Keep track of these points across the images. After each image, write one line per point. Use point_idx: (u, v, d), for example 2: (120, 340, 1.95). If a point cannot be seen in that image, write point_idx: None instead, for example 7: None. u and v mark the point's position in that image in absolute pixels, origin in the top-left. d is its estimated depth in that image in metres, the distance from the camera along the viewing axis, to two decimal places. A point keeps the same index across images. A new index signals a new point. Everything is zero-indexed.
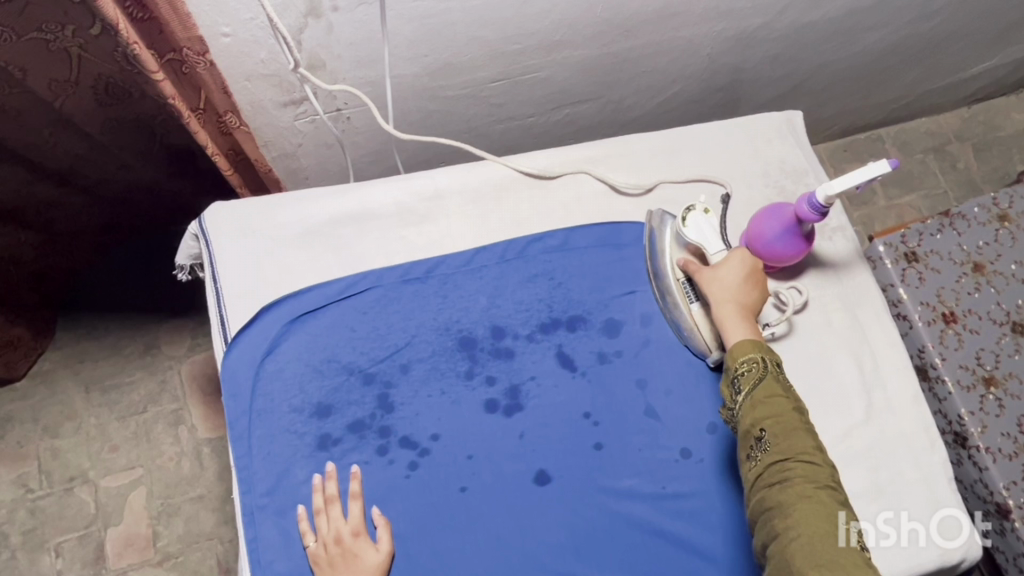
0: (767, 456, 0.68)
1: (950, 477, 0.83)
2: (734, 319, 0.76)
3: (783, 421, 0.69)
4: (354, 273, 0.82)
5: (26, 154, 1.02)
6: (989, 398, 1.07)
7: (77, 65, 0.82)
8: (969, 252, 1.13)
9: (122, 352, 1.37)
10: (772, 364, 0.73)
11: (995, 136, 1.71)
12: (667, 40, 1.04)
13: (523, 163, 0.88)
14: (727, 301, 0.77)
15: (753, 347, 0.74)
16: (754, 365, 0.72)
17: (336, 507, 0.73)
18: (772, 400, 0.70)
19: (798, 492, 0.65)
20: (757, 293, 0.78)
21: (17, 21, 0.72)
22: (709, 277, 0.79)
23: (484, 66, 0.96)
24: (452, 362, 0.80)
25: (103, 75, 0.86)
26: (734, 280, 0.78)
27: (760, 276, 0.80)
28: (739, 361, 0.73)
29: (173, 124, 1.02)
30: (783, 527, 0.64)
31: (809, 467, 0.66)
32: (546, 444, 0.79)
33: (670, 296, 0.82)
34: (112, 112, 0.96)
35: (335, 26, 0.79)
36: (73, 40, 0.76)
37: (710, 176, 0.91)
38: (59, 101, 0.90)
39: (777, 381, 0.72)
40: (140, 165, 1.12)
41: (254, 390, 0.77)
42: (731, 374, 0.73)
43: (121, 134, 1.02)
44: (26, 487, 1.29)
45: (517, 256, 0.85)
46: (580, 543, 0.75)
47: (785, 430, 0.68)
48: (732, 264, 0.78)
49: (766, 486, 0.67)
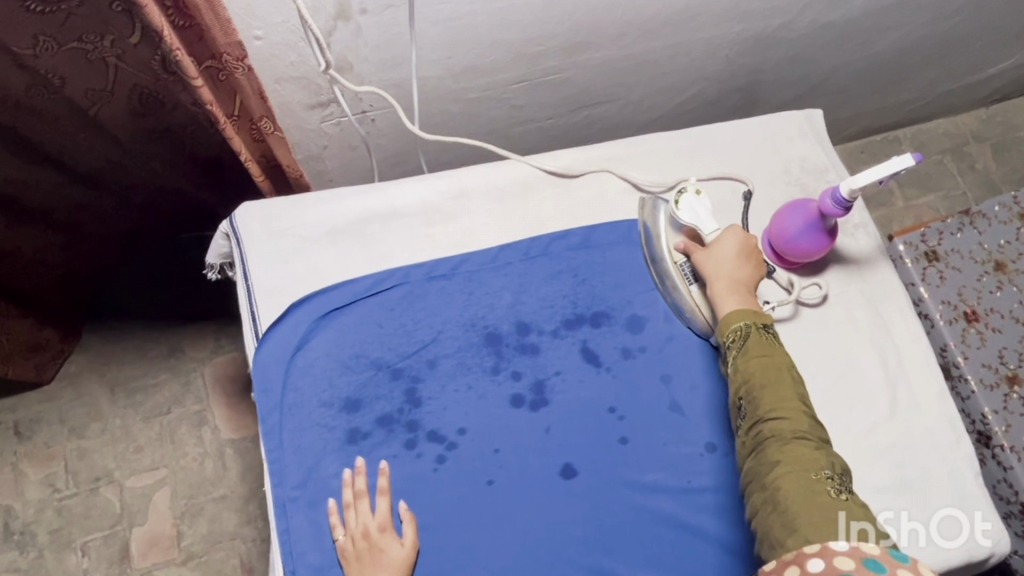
0: (747, 422, 0.73)
1: (976, 471, 0.82)
2: (727, 294, 0.78)
3: (756, 385, 0.73)
4: (382, 270, 0.84)
5: (59, 161, 1.04)
6: (1013, 396, 1.07)
7: (113, 74, 0.85)
8: (990, 250, 1.13)
9: (146, 354, 1.39)
10: (755, 329, 0.76)
11: (1014, 137, 1.70)
12: (687, 42, 1.05)
13: (545, 162, 0.90)
14: (721, 279, 0.79)
15: (739, 317, 0.77)
16: (737, 333, 0.76)
17: (365, 502, 0.74)
18: (746, 366, 0.74)
19: (768, 452, 0.69)
20: (751, 268, 0.80)
21: (59, 30, 0.75)
22: (702, 257, 0.81)
23: (506, 69, 0.97)
24: (479, 357, 0.81)
25: (137, 85, 0.88)
26: (727, 257, 0.80)
27: (755, 252, 0.81)
28: (727, 332, 0.77)
29: (202, 135, 1.04)
30: (759, 489, 0.68)
31: (779, 425, 0.69)
32: (572, 438, 0.79)
33: (668, 278, 0.84)
34: (144, 121, 0.99)
35: (363, 29, 0.81)
36: (111, 49, 0.79)
37: (730, 173, 0.91)
38: (94, 109, 0.92)
39: (761, 342, 0.75)
40: (168, 173, 1.14)
41: (284, 384, 0.78)
42: (722, 349, 0.78)
43: (151, 142, 1.05)
44: (53, 487, 1.32)
45: (542, 254, 0.86)
46: (606, 536, 0.76)
47: (760, 392, 0.72)
48: (724, 242, 0.80)
49: (749, 452, 0.72)
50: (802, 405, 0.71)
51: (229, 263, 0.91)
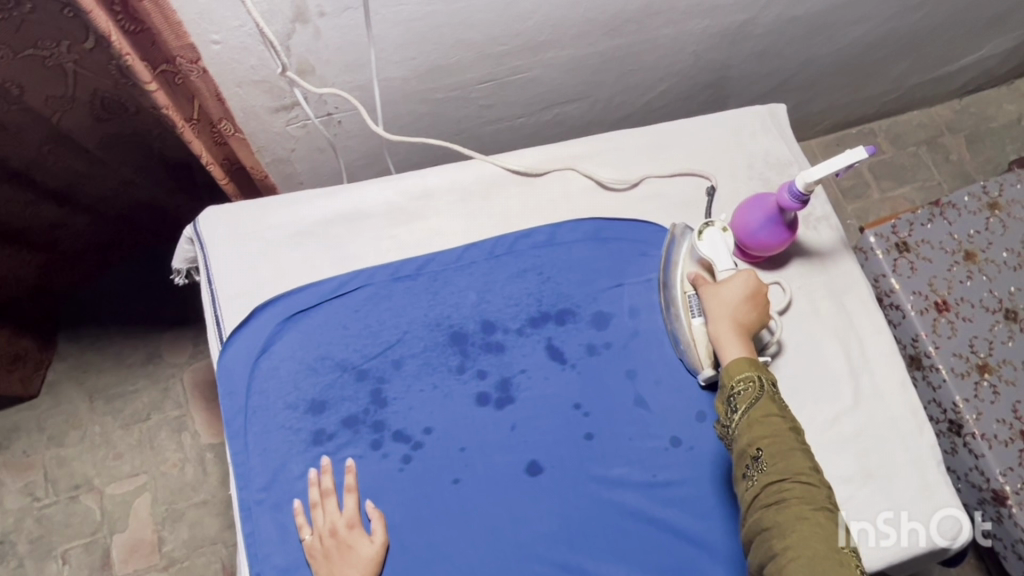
0: (765, 476, 0.69)
1: (938, 460, 0.83)
2: (731, 337, 0.77)
3: (780, 441, 0.70)
4: (347, 271, 0.84)
5: (27, 174, 1.04)
6: (983, 384, 1.08)
7: (72, 80, 0.84)
8: (960, 240, 1.14)
9: (124, 361, 1.39)
10: (767, 382, 0.74)
11: (987, 127, 1.72)
12: (653, 38, 1.06)
13: (511, 161, 0.90)
14: (724, 318, 0.78)
15: (748, 366, 0.75)
16: (748, 383, 0.74)
17: (332, 500, 0.74)
18: (768, 419, 0.71)
19: (796, 514, 0.66)
20: (756, 314, 0.79)
21: (12, 38, 0.74)
22: (711, 292, 0.80)
23: (471, 68, 0.98)
24: (444, 357, 0.82)
25: (98, 90, 0.88)
26: (735, 297, 0.79)
27: (764, 299, 0.80)
28: (737, 377, 0.74)
29: (171, 138, 1.03)
30: (783, 547, 0.64)
31: (806, 489, 0.67)
32: (538, 435, 0.80)
33: (674, 307, 0.83)
34: (110, 127, 0.98)
35: (322, 31, 0.81)
36: (68, 55, 0.78)
37: (693, 169, 0.92)
38: (56, 116, 0.91)
39: (774, 400, 0.73)
40: (141, 181, 1.14)
41: (250, 387, 0.78)
42: (729, 392, 0.74)
43: (119, 148, 1.04)
44: (33, 496, 1.31)
45: (506, 252, 0.87)
46: (573, 532, 0.76)
47: (783, 449, 0.70)
48: (735, 282, 0.79)
49: (763, 508, 0.68)
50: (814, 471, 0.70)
51: (196, 268, 0.91)
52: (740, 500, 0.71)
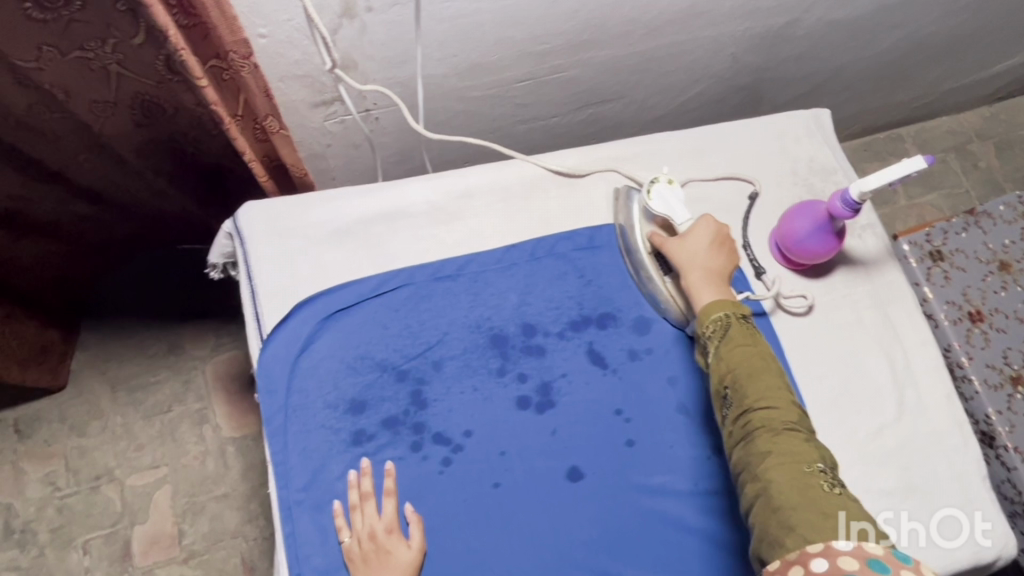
0: (734, 413, 0.69)
1: (985, 476, 0.82)
2: (704, 284, 0.77)
3: (745, 372, 0.69)
4: (388, 270, 0.83)
5: (63, 175, 1.04)
6: (1017, 397, 1.06)
7: (115, 82, 0.84)
8: (995, 250, 1.12)
9: (147, 352, 1.39)
10: (735, 317, 0.74)
11: (1017, 135, 1.69)
12: (693, 40, 1.04)
13: (552, 161, 0.89)
14: (696, 268, 0.77)
15: (720, 306, 0.75)
16: (718, 323, 0.74)
17: (371, 503, 0.74)
18: (732, 353, 0.71)
19: (759, 443, 0.65)
20: (725, 258, 0.79)
21: (61, 40, 0.75)
22: (675, 246, 0.79)
23: (511, 67, 0.97)
24: (484, 359, 0.81)
25: (140, 93, 0.87)
26: (701, 246, 0.79)
27: (727, 241, 0.80)
28: (707, 323, 0.74)
29: (206, 142, 1.00)
30: (750, 479, 0.64)
31: (768, 416, 0.66)
32: (578, 441, 0.79)
33: (643, 269, 0.83)
34: (149, 133, 0.97)
35: (368, 27, 0.80)
36: (112, 56, 0.78)
37: (738, 173, 0.91)
38: (99, 125, 0.92)
39: (742, 331, 0.73)
40: (172, 192, 1.13)
41: (290, 386, 0.78)
42: (701, 337, 0.75)
43: (157, 155, 1.03)
44: (54, 485, 1.31)
45: (548, 255, 0.86)
46: (613, 540, 0.76)
47: (746, 382, 0.69)
48: (697, 231, 0.80)
49: (737, 444, 0.67)
50: (789, 396, 0.68)
51: (232, 263, 0.90)
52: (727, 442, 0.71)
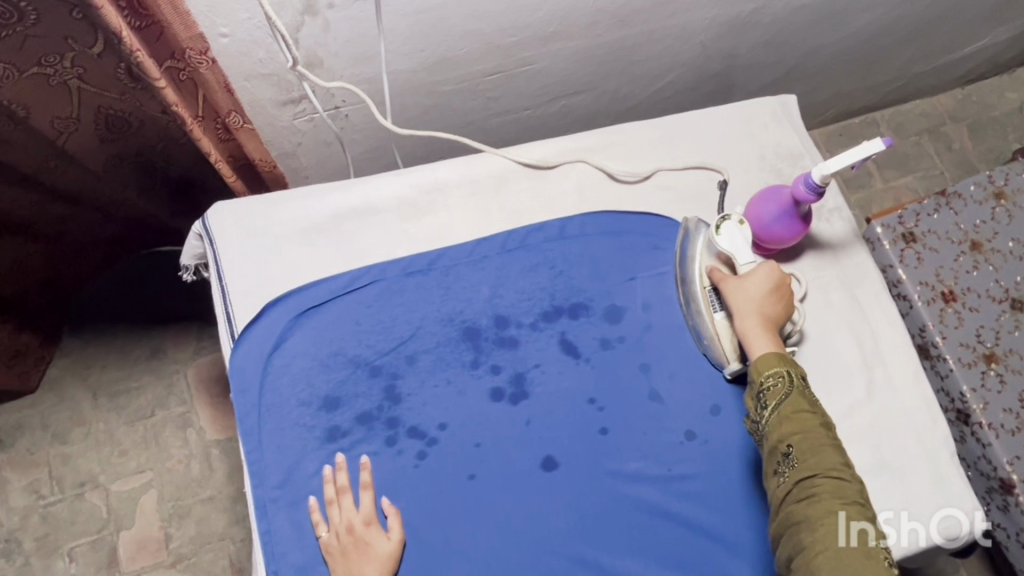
0: (795, 472, 0.70)
1: (952, 451, 0.84)
2: (759, 333, 0.77)
3: (813, 438, 0.71)
4: (358, 267, 0.83)
5: (36, 182, 1.04)
6: (990, 373, 1.07)
7: (76, 98, 0.85)
8: (966, 230, 1.13)
9: (129, 357, 1.38)
10: (797, 377, 0.74)
11: (989, 116, 1.70)
12: (661, 28, 1.05)
13: (520, 153, 0.89)
14: (751, 313, 0.78)
15: (777, 361, 0.75)
16: (779, 379, 0.74)
17: (348, 497, 0.74)
18: (799, 415, 0.72)
19: (825, 506, 0.67)
20: (781, 307, 0.79)
21: (18, 57, 0.75)
22: (733, 287, 0.79)
23: (479, 61, 0.97)
24: (457, 352, 0.81)
25: (102, 106, 0.88)
26: (759, 291, 0.78)
27: (786, 290, 0.80)
28: (766, 373, 0.74)
29: (174, 151, 1.03)
30: (808, 536, 0.66)
31: (837, 484, 0.68)
32: (553, 430, 0.80)
33: (695, 302, 0.83)
34: (115, 146, 0.98)
35: (331, 24, 0.80)
36: (72, 70, 0.79)
37: (705, 162, 0.91)
38: (62, 138, 0.91)
39: (804, 395, 0.74)
40: (142, 201, 1.14)
41: (263, 385, 0.78)
42: (757, 387, 0.75)
43: (125, 169, 1.05)
44: (38, 494, 1.30)
45: (518, 246, 0.86)
46: (589, 526, 0.76)
47: (815, 446, 0.70)
48: (758, 276, 0.79)
49: (794, 503, 0.69)
50: (848, 466, 0.71)
51: (204, 263, 0.90)
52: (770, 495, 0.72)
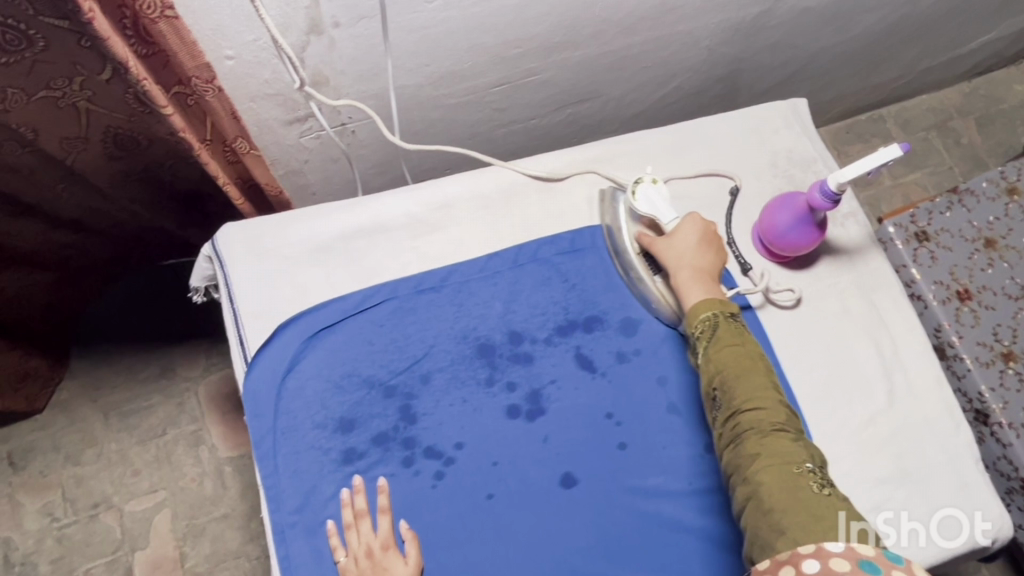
0: (723, 415, 0.71)
1: (977, 457, 0.82)
2: (694, 284, 0.78)
3: (735, 374, 0.71)
4: (370, 286, 0.82)
5: (40, 208, 1.04)
6: (1009, 372, 1.05)
7: (85, 119, 0.84)
8: (980, 227, 1.11)
9: (139, 377, 1.38)
10: (722, 316, 0.75)
11: (997, 109, 1.69)
12: (668, 34, 1.03)
13: (530, 166, 0.88)
14: (684, 268, 0.78)
15: (708, 305, 0.76)
16: (706, 323, 0.75)
17: (366, 522, 0.73)
18: (720, 355, 0.73)
19: (748, 445, 0.67)
20: (713, 255, 0.80)
21: (25, 80, 0.74)
22: (661, 246, 0.81)
23: (485, 73, 0.96)
24: (472, 370, 0.80)
25: (111, 127, 0.87)
26: (688, 246, 0.79)
27: (716, 239, 0.81)
28: (695, 323, 0.76)
29: (182, 169, 1.02)
30: (739, 481, 0.66)
31: (756, 417, 0.68)
32: (569, 447, 0.79)
33: (633, 270, 0.84)
34: (124, 164, 0.97)
35: (337, 42, 0.79)
36: (80, 93, 0.78)
37: (717, 169, 0.90)
38: (71, 157, 0.91)
39: (727, 330, 0.74)
40: (150, 215, 1.14)
41: (277, 409, 0.77)
42: (691, 337, 0.77)
43: (133, 188, 1.04)
44: (52, 516, 1.30)
45: (530, 260, 0.85)
46: (610, 544, 0.75)
47: (734, 384, 0.71)
48: (684, 230, 0.80)
49: (727, 447, 0.69)
50: (775, 395, 0.70)
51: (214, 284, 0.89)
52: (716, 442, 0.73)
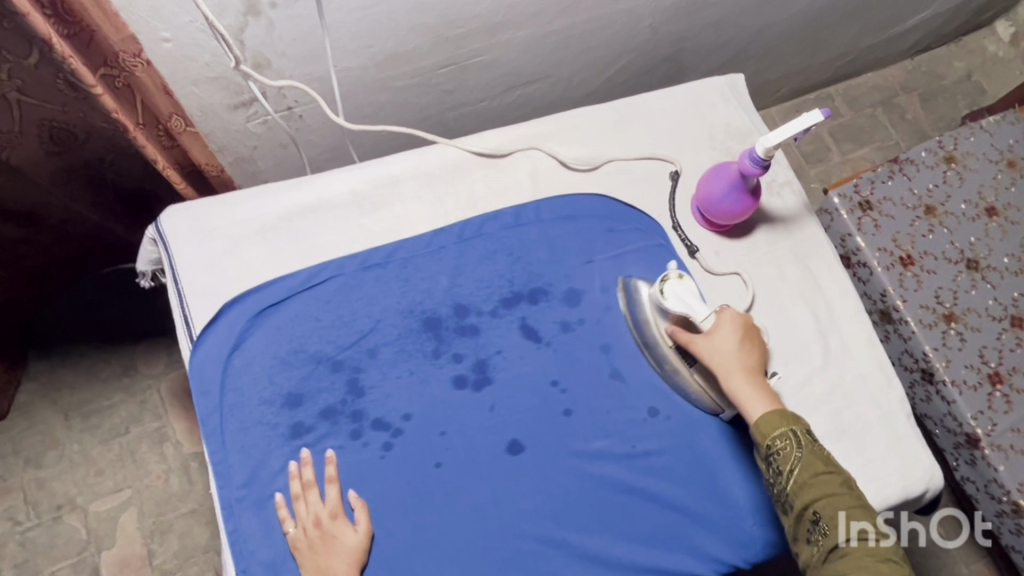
0: (828, 540, 0.66)
1: (907, 411, 0.86)
2: (753, 392, 0.74)
3: (838, 502, 0.67)
4: (316, 263, 0.83)
5: None
6: (951, 333, 1.09)
7: (18, 112, 0.84)
8: (920, 195, 1.15)
9: (99, 375, 1.37)
10: (803, 434, 0.72)
11: (940, 85, 1.74)
12: (609, 14, 1.06)
13: (472, 142, 0.90)
14: (734, 373, 0.75)
15: (779, 419, 0.72)
16: (786, 440, 0.71)
17: (314, 492, 0.74)
18: (818, 477, 0.69)
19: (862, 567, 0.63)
20: (756, 351, 0.77)
21: None
22: (705, 347, 0.76)
23: (429, 54, 0.97)
24: (419, 343, 0.82)
25: (45, 119, 0.88)
26: (730, 347, 0.76)
27: (754, 331, 0.78)
28: (773, 436, 0.71)
29: (123, 162, 1.02)
30: None
31: (870, 544, 0.65)
32: (516, 415, 0.80)
33: (668, 364, 0.81)
34: (63, 161, 0.97)
35: (275, 24, 0.80)
36: (10, 82, 0.78)
37: (656, 153, 0.92)
38: (7, 153, 0.91)
39: (813, 453, 0.71)
40: (96, 216, 1.14)
41: (223, 386, 0.77)
42: (765, 452, 0.71)
43: (75, 186, 1.05)
44: (14, 520, 1.28)
45: (475, 235, 0.87)
46: (558, 508, 0.77)
47: (839, 507, 0.67)
48: (724, 329, 0.76)
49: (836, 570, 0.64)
50: (878, 525, 0.67)
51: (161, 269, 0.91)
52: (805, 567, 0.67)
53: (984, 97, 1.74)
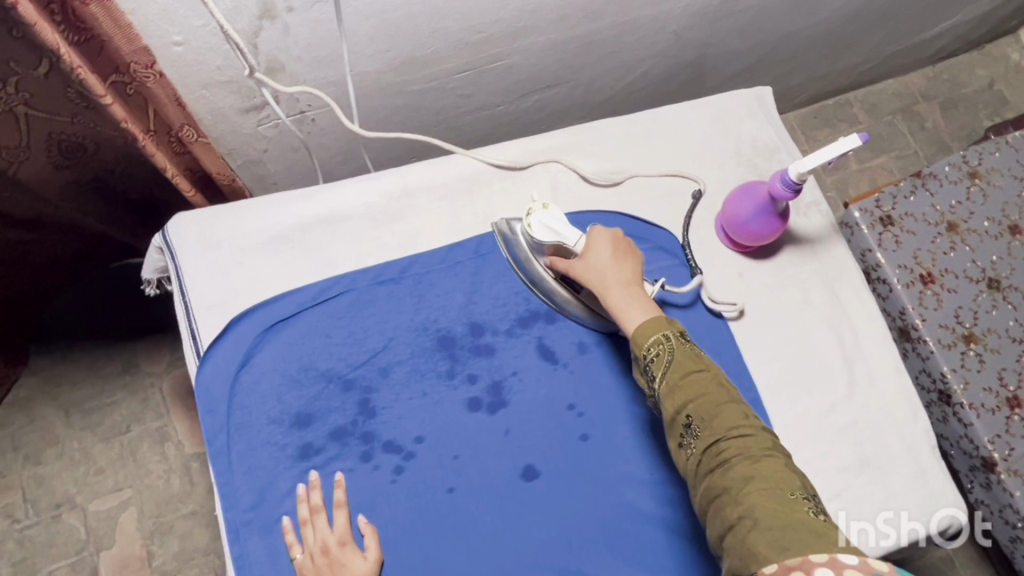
0: (701, 442, 0.63)
1: (933, 444, 0.84)
2: (629, 301, 0.72)
3: (709, 402, 0.65)
4: (327, 277, 0.81)
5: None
6: (970, 354, 1.06)
7: (26, 125, 0.82)
8: (943, 212, 1.12)
9: (101, 374, 1.34)
10: (676, 338, 0.69)
11: (961, 94, 1.71)
12: (633, 20, 1.02)
13: (494, 155, 0.87)
14: (611, 285, 0.73)
15: (655, 327, 0.69)
16: (658, 346, 0.68)
17: (322, 517, 0.71)
18: (688, 379, 0.66)
19: (737, 468, 0.60)
20: (632, 262, 0.76)
21: None
22: (580, 268, 0.76)
23: (448, 58, 0.94)
24: (432, 362, 0.79)
25: (54, 132, 0.85)
26: (604, 261, 0.75)
27: (629, 245, 0.77)
28: (646, 345, 0.68)
29: (134, 171, 1.00)
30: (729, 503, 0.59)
31: (743, 442, 0.62)
32: (530, 439, 0.78)
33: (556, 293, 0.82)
34: (71, 173, 0.95)
35: (290, 27, 0.77)
36: (17, 96, 0.76)
37: (680, 171, 0.90)
38: (14, 168, 0.89)
39: (686, 354, 0.68)
40: (97, 225, 1.10)
41: (230, 404, 0.75)
42: (642, 362, 0.69)
43: (83, 197, 1.02)
44: (12, 518, 1.25)
45: (492, 251, 0.84)
46: (573, 538, 0.74)
47: (711, 410, 0.64)
48: (596, 246, 0.76)
49: (709, 475, 0.62)
50: (754, 420, 0.65)
51: (167, 277, 0.88)
52: (686, 472, 0.65)
53: (1006, 107, 1.71)
